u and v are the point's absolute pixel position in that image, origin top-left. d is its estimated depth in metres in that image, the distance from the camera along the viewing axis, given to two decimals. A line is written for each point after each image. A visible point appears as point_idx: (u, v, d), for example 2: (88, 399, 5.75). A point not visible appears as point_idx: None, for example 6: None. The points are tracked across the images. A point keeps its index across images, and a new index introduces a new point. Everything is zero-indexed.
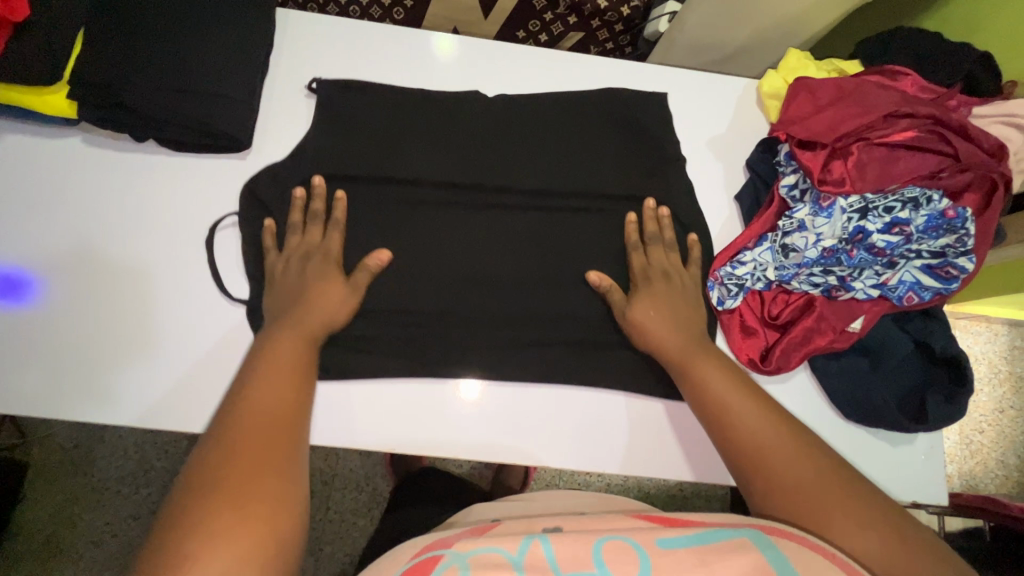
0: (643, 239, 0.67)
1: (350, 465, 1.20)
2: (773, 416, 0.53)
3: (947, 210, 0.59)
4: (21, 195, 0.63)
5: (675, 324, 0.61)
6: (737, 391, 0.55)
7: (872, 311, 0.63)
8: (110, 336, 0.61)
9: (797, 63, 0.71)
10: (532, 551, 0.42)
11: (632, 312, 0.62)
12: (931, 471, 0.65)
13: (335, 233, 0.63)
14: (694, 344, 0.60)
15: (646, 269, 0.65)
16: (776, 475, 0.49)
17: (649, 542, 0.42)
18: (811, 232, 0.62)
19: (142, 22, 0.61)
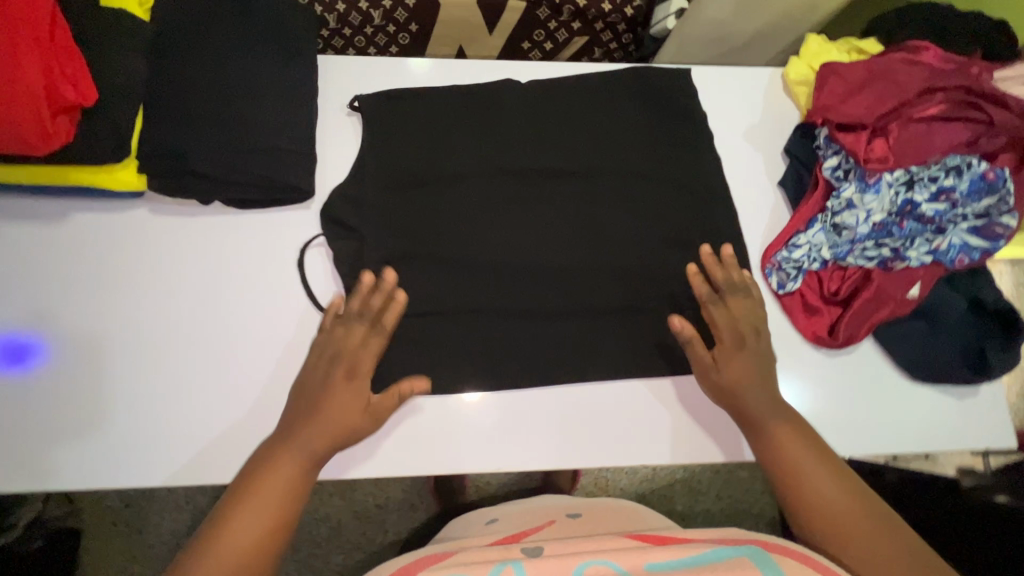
0: (717, 287, 0.66)
1: (402, 486, 1.20)
2: (845, 489, 0.57)
3: (987, 172, 0.63)
4: (45, 270, 0.64)
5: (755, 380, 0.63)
6: (812, 461, 0.59)
7: (927, 276, 0.66)
8: (204, 399, 0.62)
9: (818, 48, 0.74)
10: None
11: (720, 368, 0.63)
12: (997, 418, 0.69)
13: (377, 333, 0.62)
14: (772, 407, 0.62)
15: (727, 322, 0.65)
16: (847, 543, 0.55)
17: (638, 567, 0.51)
18: (861, 209, 0.65)
19: (196, 89, 0.61)
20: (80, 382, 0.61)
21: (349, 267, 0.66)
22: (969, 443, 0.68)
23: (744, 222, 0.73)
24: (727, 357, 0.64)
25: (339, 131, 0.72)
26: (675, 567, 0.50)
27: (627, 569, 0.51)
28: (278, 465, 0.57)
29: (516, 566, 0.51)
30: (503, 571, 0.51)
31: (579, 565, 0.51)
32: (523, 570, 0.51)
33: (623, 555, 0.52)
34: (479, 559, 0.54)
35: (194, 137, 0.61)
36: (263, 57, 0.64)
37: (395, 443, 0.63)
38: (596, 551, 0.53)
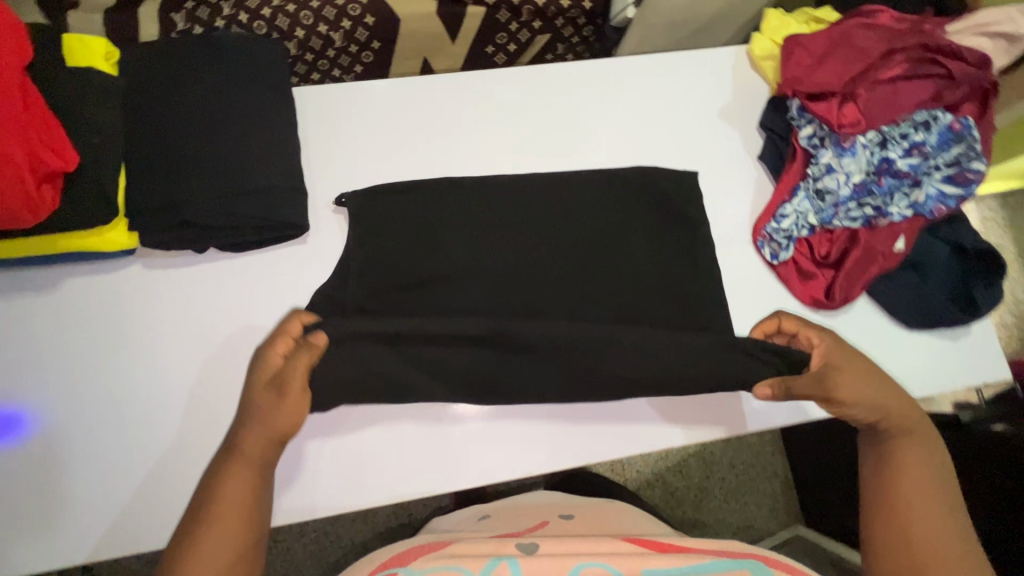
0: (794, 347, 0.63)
1: (422, 501, 1.14)
2: (948, 498, 0.55)
3: (953, 123, 0.66)
4: (45, 340, 0.62)
5: (864, 383, 0.59)
6: (926, 467, 0.57)
7: (910, 229, 0.69)
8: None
9: (777, 22, 0.77)
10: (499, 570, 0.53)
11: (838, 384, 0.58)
12: (992, 354, 0.72)
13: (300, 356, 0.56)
14: (907, 408, 0.60)
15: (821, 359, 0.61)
16: (921, 538, 0.53)
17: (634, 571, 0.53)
18: (840, 172, 0.68)
19: (178, 137, 0.61)
20: (100, 448, 0.60)
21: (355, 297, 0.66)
22: (967, 382, 0.72)
23: (731, 198, 0.75)
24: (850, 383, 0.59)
25: (324, 156, 0.71)
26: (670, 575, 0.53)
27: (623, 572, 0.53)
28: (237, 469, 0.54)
29: (510, 563, 0.53)
30: (499, 565, 0.54)
31: (574, 568, 0.54)
32: (517, 564, 0.53)
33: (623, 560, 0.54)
34: (473, 553, 0.57)
35: (183, 186, 0.60)
36: (240, 96, 0.64)
37: (384, 461, 0.63)
38: (590, 554, 0.56)
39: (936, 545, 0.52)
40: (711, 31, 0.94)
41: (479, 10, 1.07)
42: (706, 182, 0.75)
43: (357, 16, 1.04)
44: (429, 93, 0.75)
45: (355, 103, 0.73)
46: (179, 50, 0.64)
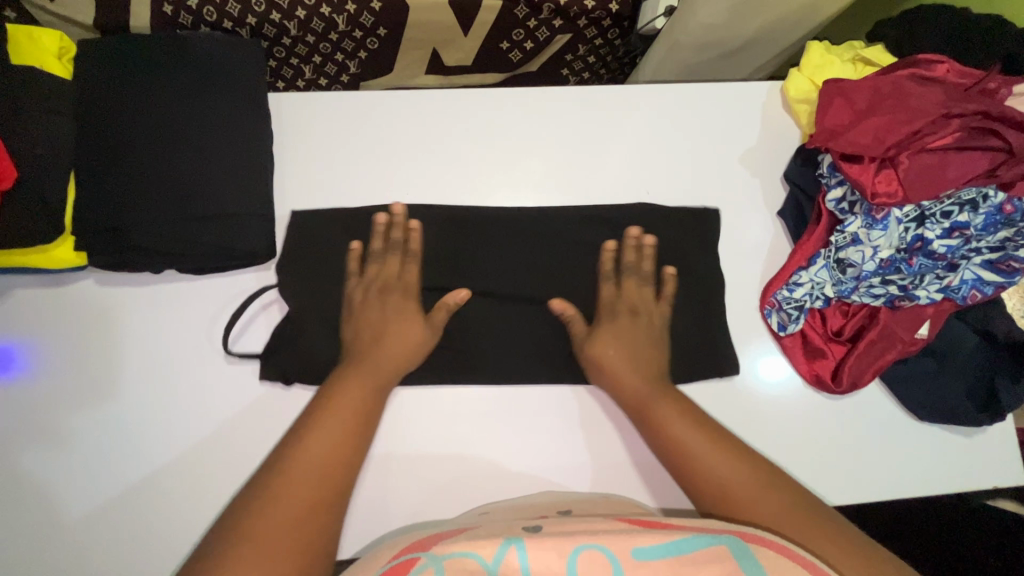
0: (619, 269, 0.65)
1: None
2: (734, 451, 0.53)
3: (1004, 205, 0.58)
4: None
5: (629, 363, 0.59)
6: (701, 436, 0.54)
7: (937, 314, 0.62)
8: (172, 483, 0.57)
9: (821, 59, 0.67)
10: (508, 558, 0.42)
11: (595, 349, 0.60)
12: (1009, 455, 0.66)
13: (413, 266, 0.62)
14: (654, 384, 0.58)
15: (614, 302, 0.63)
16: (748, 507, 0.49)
17: (625, 553, 0.42)
18: (867, 245, 0.61)
19: (135, 152, 0.55)
20: (39, 470, 0.57)
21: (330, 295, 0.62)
22: (979, 482, 0.65)
23: (744, 255, 0.68)
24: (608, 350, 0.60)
25: (301, 172, 0.65)
26: (660, 555, 0.43)
27: (619, 557, 0.43)
28: (342, 397, 0.53)
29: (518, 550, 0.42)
30: (507, 550, 0.43)
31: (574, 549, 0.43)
32: (524, 552, 0.43)
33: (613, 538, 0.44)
34: (489, 534, 0.47)
35: (138, 207, 0.55)
36: (206, 105, 0.58)
37: None
38: (589, 535, 0.45)
39: (752, 501, 0.49)
40: (747, 54, 0.84)
41: (497, 3, 0.96)
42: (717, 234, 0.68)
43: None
44: (425, 107, 0.68)
45: (341, 115, 0.66)
46: (145, 48, 0.58)
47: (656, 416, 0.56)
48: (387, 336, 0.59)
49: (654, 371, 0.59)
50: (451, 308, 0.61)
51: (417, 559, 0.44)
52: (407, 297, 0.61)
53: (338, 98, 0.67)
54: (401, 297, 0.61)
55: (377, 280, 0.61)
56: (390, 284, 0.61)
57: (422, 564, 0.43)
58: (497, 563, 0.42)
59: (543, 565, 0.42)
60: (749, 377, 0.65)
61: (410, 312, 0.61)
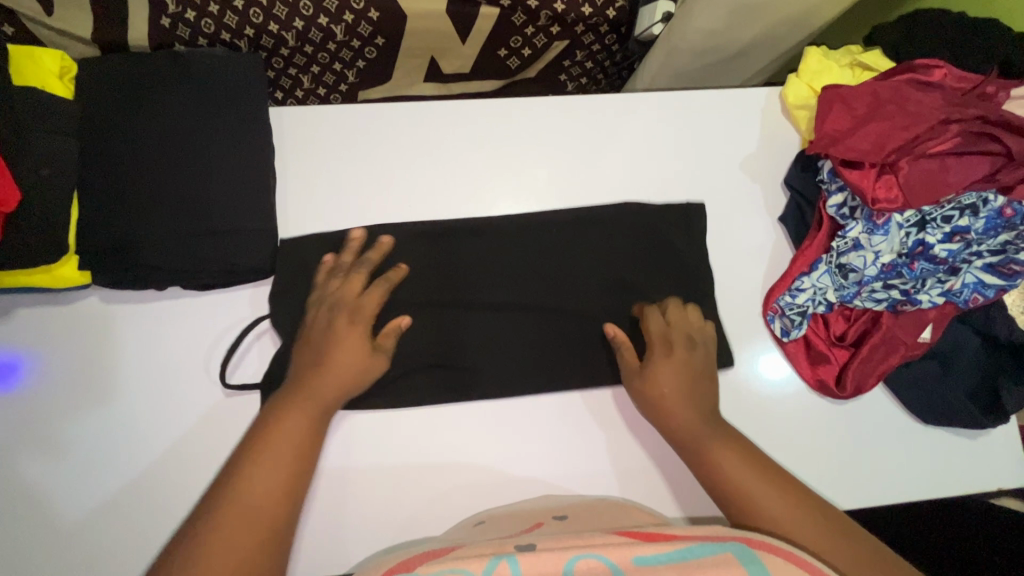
0: (664, 310, 0.64)
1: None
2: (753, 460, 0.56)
3: (1004, 208, 0.59)
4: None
5: (688, 397, 0.59)
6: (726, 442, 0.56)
7: (939, 317, 0.63)
8: (179, 500, 0.57)
9: (819, 65, 0.67)
10: (500, 569, 0.43)
11: (652, 370, 0.60)
12: (1014, 455, 0.66)
13: (377, 287, 0.61)
14: (705, 412, 0.59)
15: (666, 334, 0.62)
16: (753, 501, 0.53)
17: (627, 562, 0.44)
18: (868, 250, 0.61)
19: (139, 171, 0.56)
20: (44, 490, 0.57)
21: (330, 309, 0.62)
22: (985, 483, 0.66)
23: (745, 260, 0.68)
24: (653, 381, 0.59)
25: (303, 185, 0.65)
26: (663, 562, 0.44)
27: (618, 565, 0.44)
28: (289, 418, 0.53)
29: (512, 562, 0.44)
30: (498, 564, 0.44)
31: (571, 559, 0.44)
32: (518, 563, 0.44)
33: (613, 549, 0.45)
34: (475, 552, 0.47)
35: (143, 226, 0.55)
36: (208, 123, 0.58)
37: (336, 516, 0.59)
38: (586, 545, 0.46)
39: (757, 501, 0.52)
40: (745, 59, 0.84)
41: (494, 11, 0.97)
42: (718, 241, 0.69)
43: (360, 9, 0.93)
44: (425, 118, 0.68)
45: (342, 128, 0.66)
46: (146, 66, 0.58)
47: (674, 415, 0.59)
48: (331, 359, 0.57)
49: (710, 408, 0.59)
50: (394, 334, 0.60)
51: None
52: (354, 320, 0.59)
53: (338, 112, 0.67)
54: (350, 319, 0.59)
55: (332, 299, 0.60)
56: (343, 307, 0.59)
57: None
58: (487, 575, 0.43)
59: (533, 569, 0.44)
60: (753, 384, 0.65)
61: (359, 337, 0.58)
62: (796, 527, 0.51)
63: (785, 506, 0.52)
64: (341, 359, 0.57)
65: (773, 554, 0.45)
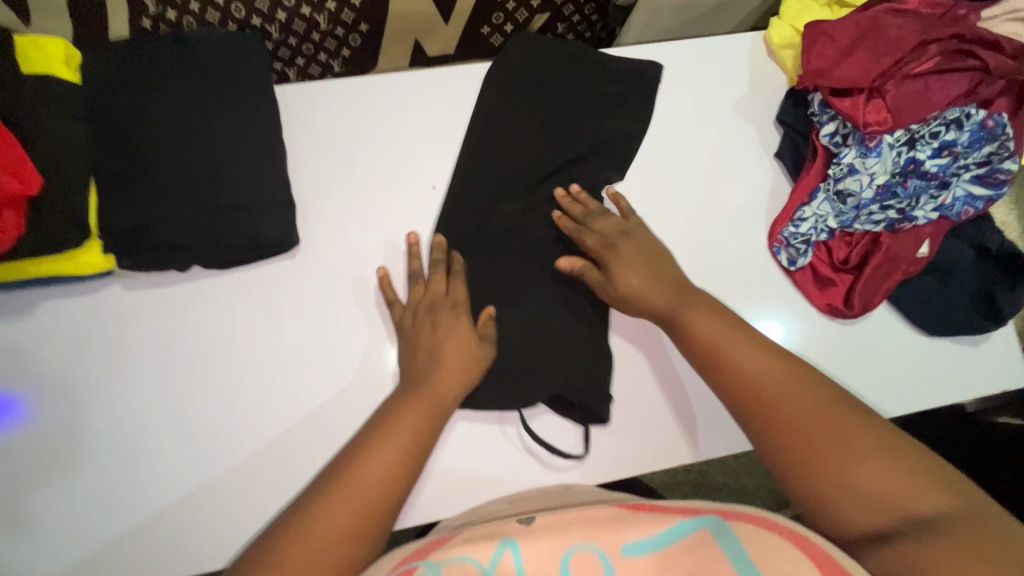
0: (579, 220, 0.66)
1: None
2: (775, 361, 0.54)
3: (986, 120, 0.62)
4: (17, 365, 0.58)
5: (653, 278, 0.61)
6: (752, 353, 0.55)
7: (935, 232, 0.66)
8: (232, 477, 0.58)
9: (799, 6, 0.71)
10: (502, 560, 0.47)
11: (619, 286, 0.62)
12: (1014, 357, 0.70)
13: (458, 282, 0.63)
14: (681, 293, 0.60)
15: (601, 240, 0.63)
16: (781, 415, 0.51)
17: (615, 550, 0.47)
18: (863, 173, 0.64)
19: (153, 151, 0.56)
20: (89, 477, 0.57)
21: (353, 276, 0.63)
22: (990, 386, 0.69)
23: (747, 198, 0.71)
24: (620, 270, 0.62)
25: (312, 160, 0.66)
26: (649, 547, 0.47)
27: (607, 549, 0.47)
28: (398, 422, 0.55)
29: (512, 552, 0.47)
30: (503, 554, 0.48)
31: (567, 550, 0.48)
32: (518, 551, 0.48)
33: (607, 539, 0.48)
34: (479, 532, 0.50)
35: (163, 204, 0.56)
36: (217, 100, 0.58)
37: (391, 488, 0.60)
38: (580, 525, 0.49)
39: (791, 418, 0.51)
40: (726, 10, 0.87)
41: None
42: (721, 183, 0.71)
43: None
44: (424, 88, 0.69)
45: (344, 103, 0.67)
46: (147, 50, 0.58)
47: (680, 323, 0.59)
48: (445, 355, 0.58)
49: (677, 278, 0.62)
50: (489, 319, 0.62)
51: (416, 567, 0.46)
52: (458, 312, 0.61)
53: (345, 86, 0.67)
54: (451, 312, 0.61)
55: (422, 302, 0.62)
56: (437, 303, 0.61)
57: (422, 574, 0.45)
58: (492, 565, 0.47)
59: (535, 563, 0.47)
60: (767, 314, 0.68)
61: (461, 328, 0.60)
62: (833, 461, 0.48)
63: (816, 418, 0.50)
64: (456, 355, 0.58)
65: (744, 520, 0.46)
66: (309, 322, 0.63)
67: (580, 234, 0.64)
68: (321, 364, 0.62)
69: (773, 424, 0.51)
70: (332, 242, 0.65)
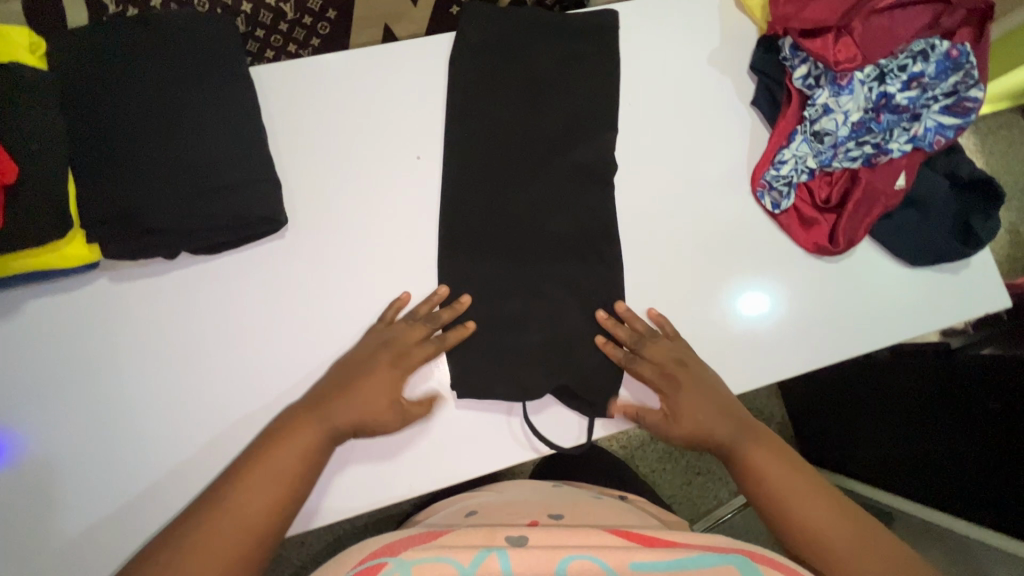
0: (630, 347, 0.65)
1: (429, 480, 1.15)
2: (813, 484, 0.60)
3: (950, 50, 0.64)
4: (11, 367, 0.58)
5: (717, 415, 0.63)
6: (784, 470, 0.61)
7: (909, 164, 0.68)
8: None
9: None
10: (487, 563, 0.48)
11: (680, 415, 0.62)
12: (991, 280, 0.72)
13: (429, 347, 0.62)
14: (737, 424, 0.63)
15: (660, 372, 0.63)
16: (833, 543, 0.55)
17: (621, 566, 0.48)
18: (838, 112, 0.66)
19: (126, 138, 0.55)
20: (96, 470, 0.58)
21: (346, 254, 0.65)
22: (968, 312, 0.72)
23: (725, 147, 0.72)
24: (682, 415, 0.62)
25: (292, 139, 0.65)
26: (661, 569, 0.48)
27: (614, 568, 0.48)
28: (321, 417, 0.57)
29: (501, 555, 0.48)
30: (487, 557, 0.48)
31: (563, 561, 0.48)
32: (507, 556, 0.48)
33: (611, 553, 0.49)
34: (463, 542, 0.51)
35: (142, 190, 0.55)
36: (190, 82, 0.57)
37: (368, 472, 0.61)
38: (580, 546, 0.50)
39: (836, 534, 0.56)
40: None
41: None
42: (701, 135, 0.72)
43: None
44: (400, 60, 0.68)
45: (319, 80, 0.66)
46: (113, 34, 0.57)
47: (737, 449, 0.63)
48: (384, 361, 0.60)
49: (732, 409, 0.64)
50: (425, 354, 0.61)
51: (384, 563, 0.48)
52: (401, 361, 0.61)
53: (320, 64, 0.66)
54: (399, 357, 0.61)
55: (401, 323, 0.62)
56: (399, 340, 0.61)
57: (390, 569, 0.47)
58: (474, 566, 0.47)
59: (522, 565, 0.48)
60: (751, 259, 0.70)
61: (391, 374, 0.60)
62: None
63: (846, 529, 0.56)
64: (372, 394, 0.59)
65: (770, 566, 0.49)
66: (305, 301, 0.63)
67: (630, 363, 0.64)
68: (322, 344, 0.63)
69: (822, 547, 0.56)
70: (318, 221, 0.65)
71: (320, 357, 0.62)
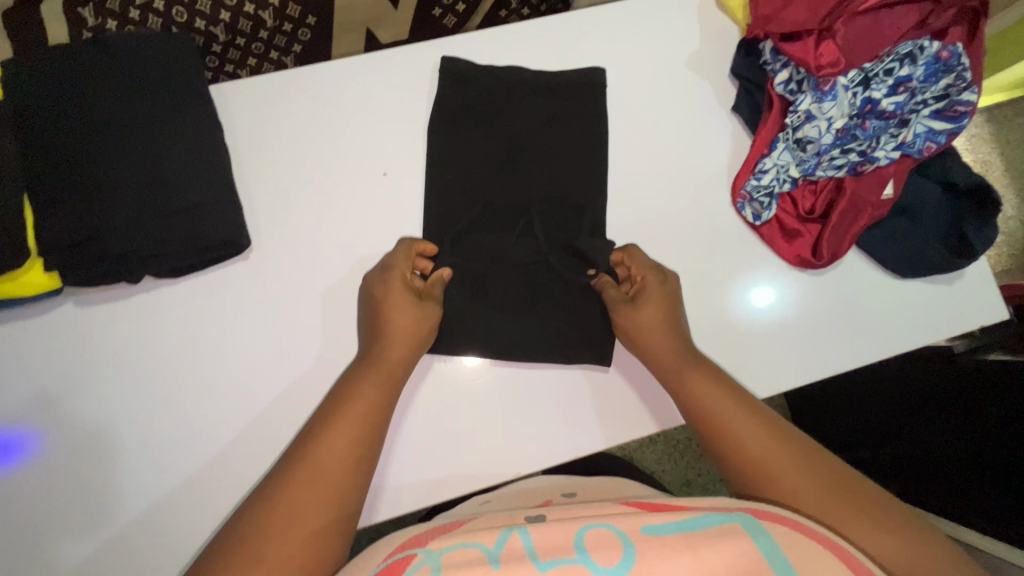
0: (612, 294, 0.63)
1: None
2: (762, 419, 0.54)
3: (940, 52, 0.61)
4: None
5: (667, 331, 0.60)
6: (732, 401, 0.55)
7: (899, 171, 0.65)
8: (216, 489, 0.59)
9: None
10: (510, 541, 0.44)
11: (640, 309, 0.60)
12: (988, 288, 0.69)
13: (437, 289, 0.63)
14: (683, 351, 0.59)
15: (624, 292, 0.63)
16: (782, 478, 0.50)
17: (634, 529, 0.44)
18: (821, 119, 0.63)
19: (81, 161, 0.55)
20: (65, 492, 0.58)
21: (313, 273, 0.64)
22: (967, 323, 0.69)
23: (704, 157, 0.69)
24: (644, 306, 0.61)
25: (257, 158, 0.64)
26: (672, 529, 0.44)
27: (628, 532, 0.44)
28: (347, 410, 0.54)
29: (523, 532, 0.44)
30: (510, 537, 0.45)
31: (584, 527, 0.44)
32: (529, 534, 0.45)
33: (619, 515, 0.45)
34: (485, 527, 0.48)
35: (99, 214, 0.54)
36: (147, 103, 0.57)
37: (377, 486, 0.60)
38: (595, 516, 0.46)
39: (787, 469, 0.50)
40: None
41: None
42: (678, 144, 0.69)
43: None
44: (365, 73, 0.66)
45: (282, 96, 0.65)
46: (68, 56, 0.56)
47: (683, 381, 0.57)
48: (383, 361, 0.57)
49: (682, 334, 0.60)
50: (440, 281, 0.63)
51: (413, 554, 0.44)
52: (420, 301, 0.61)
53: (282, 81, 0.65)
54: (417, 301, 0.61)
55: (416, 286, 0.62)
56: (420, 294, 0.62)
57: (419, 562, 0.43)
58: (499, 547, 0.44)
59: (546, 540, 0.44)
60: (734, 273, 0.67)
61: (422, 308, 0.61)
62: (832, 508, 0.48)
63: (790, 464, 0.50)
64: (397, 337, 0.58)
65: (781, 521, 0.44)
66: (271, 324, 0.62)
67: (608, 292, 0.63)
68: (288, 367, 0.62)
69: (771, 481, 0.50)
70: (285, 241, 0.64)
71: (286, 378, 0.62)
